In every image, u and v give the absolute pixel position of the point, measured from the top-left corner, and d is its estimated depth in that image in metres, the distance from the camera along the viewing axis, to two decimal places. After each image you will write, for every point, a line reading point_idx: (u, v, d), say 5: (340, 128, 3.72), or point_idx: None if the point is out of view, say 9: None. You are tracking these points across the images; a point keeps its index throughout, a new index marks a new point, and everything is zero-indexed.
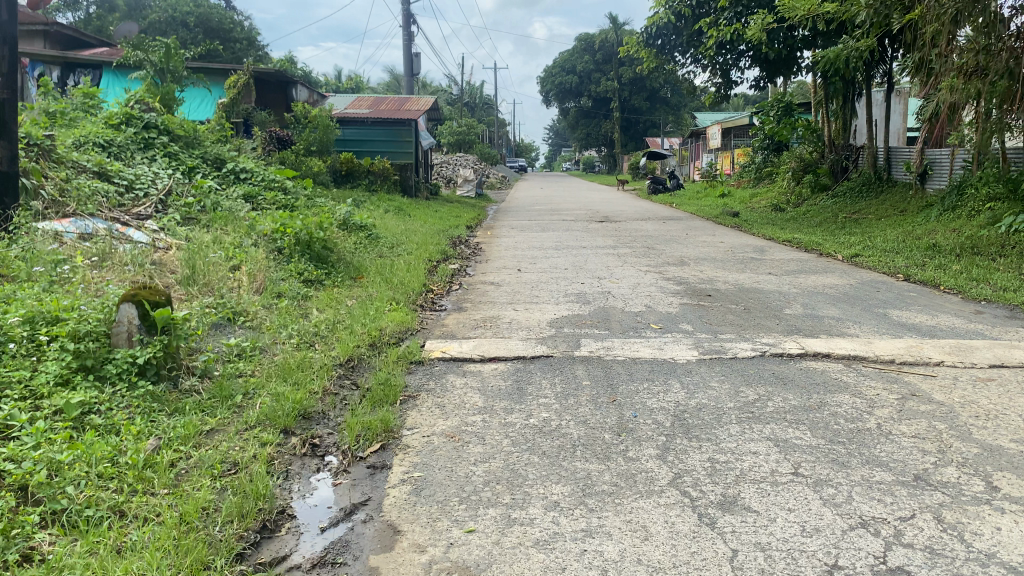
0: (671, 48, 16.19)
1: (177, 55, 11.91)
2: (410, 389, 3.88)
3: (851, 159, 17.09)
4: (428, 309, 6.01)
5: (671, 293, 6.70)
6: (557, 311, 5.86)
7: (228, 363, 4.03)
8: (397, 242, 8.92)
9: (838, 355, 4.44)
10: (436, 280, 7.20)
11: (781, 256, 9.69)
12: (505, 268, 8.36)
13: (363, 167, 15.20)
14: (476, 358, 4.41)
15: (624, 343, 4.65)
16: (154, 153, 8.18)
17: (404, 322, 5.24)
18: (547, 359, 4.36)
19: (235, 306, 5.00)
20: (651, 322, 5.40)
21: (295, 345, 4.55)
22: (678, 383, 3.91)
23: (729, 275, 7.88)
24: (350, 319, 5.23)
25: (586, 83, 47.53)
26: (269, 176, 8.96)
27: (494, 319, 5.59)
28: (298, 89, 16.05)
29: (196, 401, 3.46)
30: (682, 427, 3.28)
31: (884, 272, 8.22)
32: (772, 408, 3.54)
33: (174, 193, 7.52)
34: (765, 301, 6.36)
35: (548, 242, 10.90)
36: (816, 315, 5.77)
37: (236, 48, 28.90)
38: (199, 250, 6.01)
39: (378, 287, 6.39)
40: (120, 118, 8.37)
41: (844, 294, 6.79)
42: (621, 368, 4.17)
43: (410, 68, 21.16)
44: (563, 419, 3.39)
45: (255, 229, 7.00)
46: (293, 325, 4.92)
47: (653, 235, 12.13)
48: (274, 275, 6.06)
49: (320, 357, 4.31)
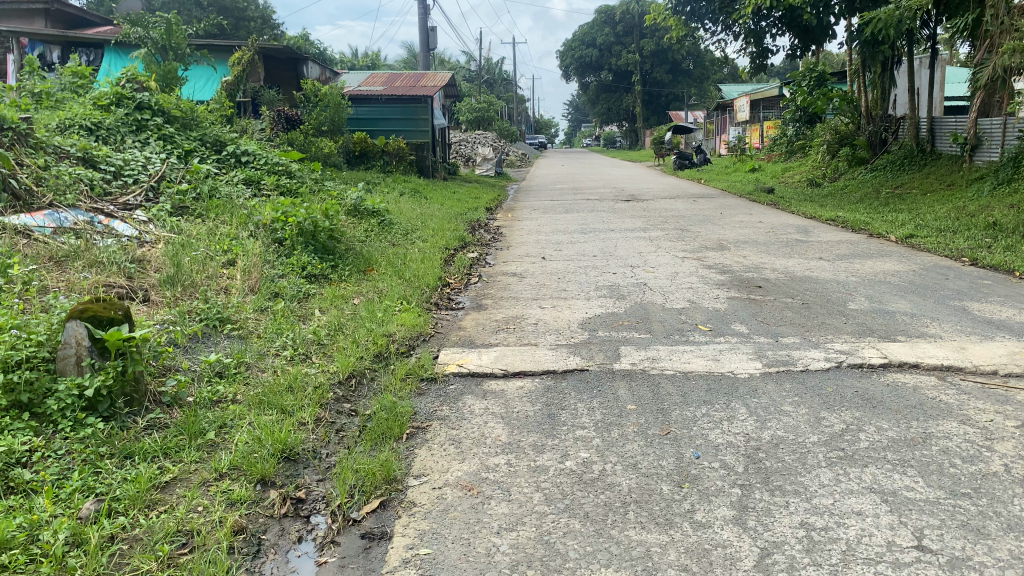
0: (699, 16, 15.36)
1: (179, 30, 11.26)
2: (420, 416, 3.22)
3: (891, 131, 16.17)
4: (444, 308, 5.33)
5: (715, 284, 6.01)
6: (589, 309, 5.18)
7: (204, 386, 3.39)
8: (411, 228, 8.27)
9: (929, 365, 3.73)
10: (452, 272, 6.54)
11: (828, 237, 8.94)
12: (529, 256, 7.69)
13: (377, 147, 14.52)
14: (497, 372, 3.73)
15: (671, 352, 3.97)
16: (147, 136, 7.53)
17: (416, 325, 4.57)
18: (582, 373, 3.68)
19: (221, 310, 4.36)
20: (699, 322, 4.70)
21: (288, 359, 3.90)
22: (743, 408, 3.23)
23: (775, 261, 7.16)
24: (354, 322, 4.58)
25: (607, 56, 46.50)
26: (273, 158, 8.32)
27: (518, 320, 4.92)
28: (308, 67, 15.40)
29: (157, 440, 2.83)
30: (759, 476, 2.61)
31: (946, 254, 7.48)
32: (868, 445, 2.84)
33: (166, 179, 6.88)
34: (824, 293, 5.64)
35: (574, 225, 10.20)
36: (887, 312, 5.05)
37: (249, 27, 28.06)
38: (187, 247, 5.37)
39: (389, 282, 5.72)
40: (109, 99, 7.74)
41: (911, 283, 6.05)
42: (672, 387, 3.48)
43: (426, 43, 20.38)
44: (607, 463, 2.71)
45: (252, 218, 6.33)
46: (288, 332, 4.27)
47: (685, 216, 11.37)
48: (272, 270, 5.42)
49: (316, 374, 3.66)
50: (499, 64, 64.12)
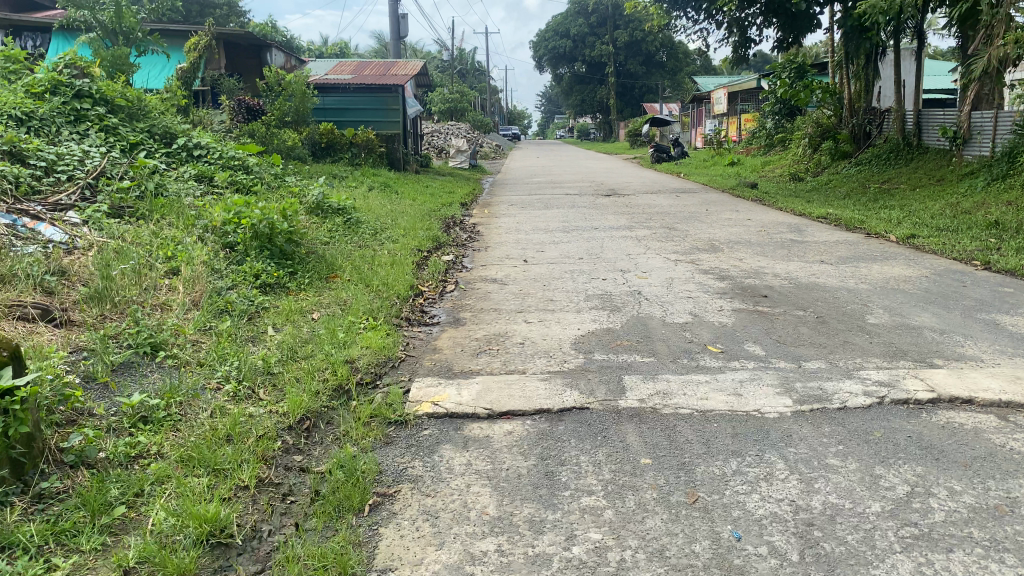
0: (680, 4, 14.82)
1: (129, 14, 10.53)
2: (386, 478, 2.62)
3: (875, 123, 15.78)
4: (416, 323, 4.73)
5: (716, 293, 5.45)
6: (581, 324, 4.59)
7: (121, 438, 2.78)
8: (380, 228, 7.63)
9: (986, 402, 3.17)
10: (425, 279, 5.94)
11: (824, 237, 8.43)
12: (509, 259, 7.10)
13: (344, 138, 13.83)
14: (480, 412, 3.13)
15: (684, 383, 3.38)
16: (87, 127, 6.78)
17: (383, 348, 3.96)
18: (581, 414, 3.08)
19: (154, 334, 3.73)
20: (707, 341, 4.14)
21: (229, 396, 3.28)
22: (781, 462, 2.68)
23: (775, 265, 6.62)
24: (311, 344, 3.96)
25: (581, 47, 45.85)
26: (228, 152, 7.66)
27: (501, 338, 4.33)
28: (272, 53, 14.68)
29: (44, 523, 2.21)
30: (820, 567, 2.05)
31: (955, 257, 6.97)
32: (945, 519, 2.28)
33: (106, 175, 6.15)
34: (836, 304, 5.10)
35: (554, 223, 9.61)
36: (912, 328, 4.50)
37: (215, 13, 27.11)
38: (121, 254, 4.70)
39: (354, 292, 5.11)
40: (43, 85, 6.97)
41: (928, 292, 5.52)
42: (691, 432, 2.91)
43: (396, 31, 19.64)
44: (625, 550, 2.14)
45: (200, 220, 5.67)
46: (233, 359, 3.64)
47: (669, 212, 10.83)
48: (220, 281, 4.77)
49: (260, 418, 3.06)
50: (471, 54, 63.12)
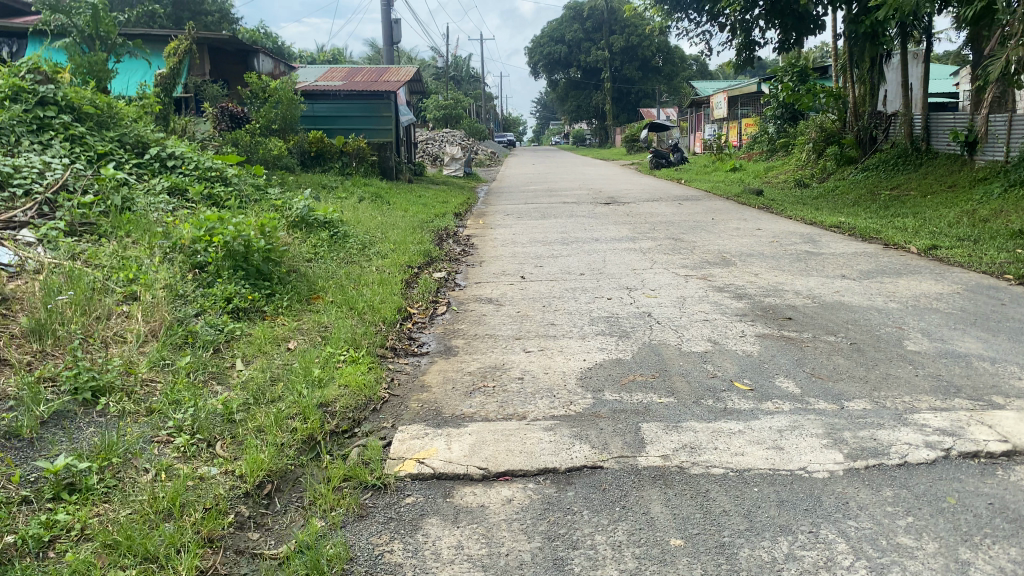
0: (683, 7, 14.36)
1: (107, 17, 10.04)
2: (357, 568, 2.12)
3: (881, 128, 15.19)
4: (403, 353, 4.23)
5: (734, 315, 4.97)
6: (587, 354, 4.10)
7: (35, 515, 2.27)
8: (369, 242, 7.14)
9: None
10: (415, 299, 5.45)
11: (839, 248, 7.96)
12: (505, 275, 6.60)
13: (334, 147, 13.38)
14: (475, 472, 2.63)
15: (713, 434, 2.89)
16: (51, 136, 6.22)
17: (363, 387, 3.46)
18: (594, 476, 2.59)
19: (97, 376, 3.22)
20: (732, 376, 3.66)
21: (179, 454, 2.80)
22: (842, 543, 2.19)
23: (793, 281, 6.15)
24: (280, 384, 3.46)
25: (576, 53, 45.33)
26: (206, 162, 7.16)
27: (498, 372, 3.83)
28: (260, 59, 14.19)
29: None
30: None
31: (986, 271, 6.50)
32: None
33: (67, 189, 5.62)
34: (868, 327, 4.61)
35: (553, 234, 9.13)
36: (959, 355, 4.02)
37: (206, 21, 26.70)
38: (73, 275, 4.19)
39: (335, 316, 4.63)
40: (3, 92, 6.35)
41: (965, 312, 5.04)
42: (728, 501, 2.42)
43: (390, 36, 19.15)
44: None
45: (168, 236, 5.16)
46: (188, 404, 3.15)
47: (673, 221, 10.37)
48: (185, 308, 4.28)
49: (211, 483, 2.57)
50: (465, 60, 62.66)
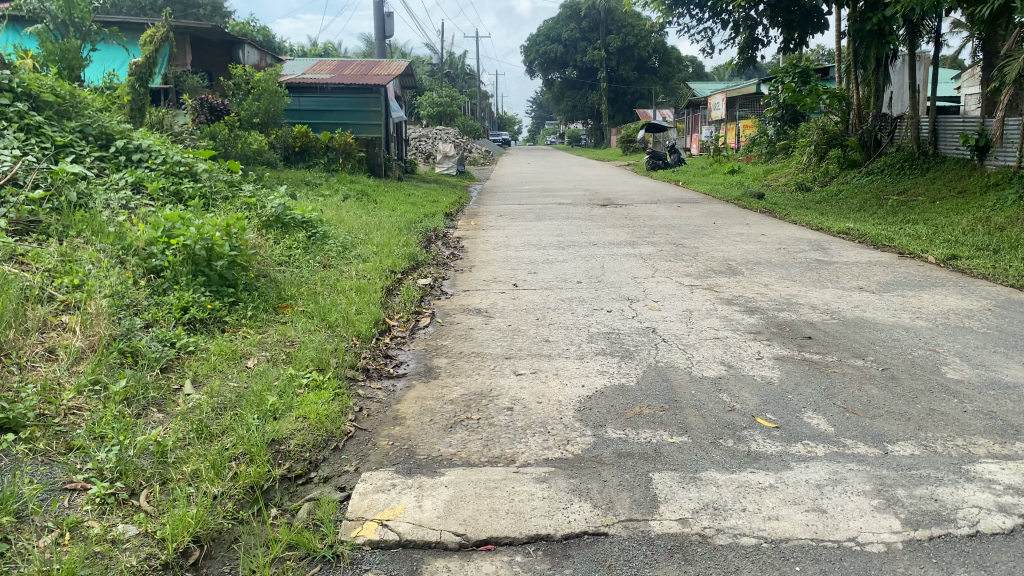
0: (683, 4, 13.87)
1: (82, 2, 9.51)
2: None
3: (886, 131, 14.73)
4: (376, 375, 3.73)
5: (749, 332, 4.49)
6: (586, 378, 3.60)
7: None
8: (350, 243, 6.64)
9: None
10: (394, 309, 4.95)
11: (852, 256, 7.49)
12: (495, 282, 6.11)
13: (321, 142, 12.91)
14: (451, 540, 2.13)
15: (738, 491, 2.39)
16: (4, 125, 5.68)
17: (324, 420, 2.96)
18: (596, 548, 2.10)
19: (8, 407, 2.71)
20: (753, 410, 3.16)
21: (95, 507, 2.30)
22: None
23: (808, 293, 5.67)
24: (230, 413, 2.96)
25: (571, 52, 44.74)
26: (176, 157, 6.64)
27: (484, 399, 3.34)
28: (245, 50, 13.70)
29: None
30: None
31: (1012, 284, 6.04)
32: None
33: (16, 183, 5.09)
34: (898, 350, 4.13)
35: (547, 237, 8.63)
36: (1008, 386, 3.53)
37: (196, 14, 26.13)
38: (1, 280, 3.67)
39: (303, 329, 4.13)
40: None
41: (1002, 332, 4.56)
42: None
43: (381, 30, 18.61)
44: None
45: (123, 235, 4.64)
46: (114, 441, 2.64)
47: (674, 225, 9.91)
48: (132, 319, 3.76)
49: (124, 552, 2.07)
50: (460, 58, 62.10)
